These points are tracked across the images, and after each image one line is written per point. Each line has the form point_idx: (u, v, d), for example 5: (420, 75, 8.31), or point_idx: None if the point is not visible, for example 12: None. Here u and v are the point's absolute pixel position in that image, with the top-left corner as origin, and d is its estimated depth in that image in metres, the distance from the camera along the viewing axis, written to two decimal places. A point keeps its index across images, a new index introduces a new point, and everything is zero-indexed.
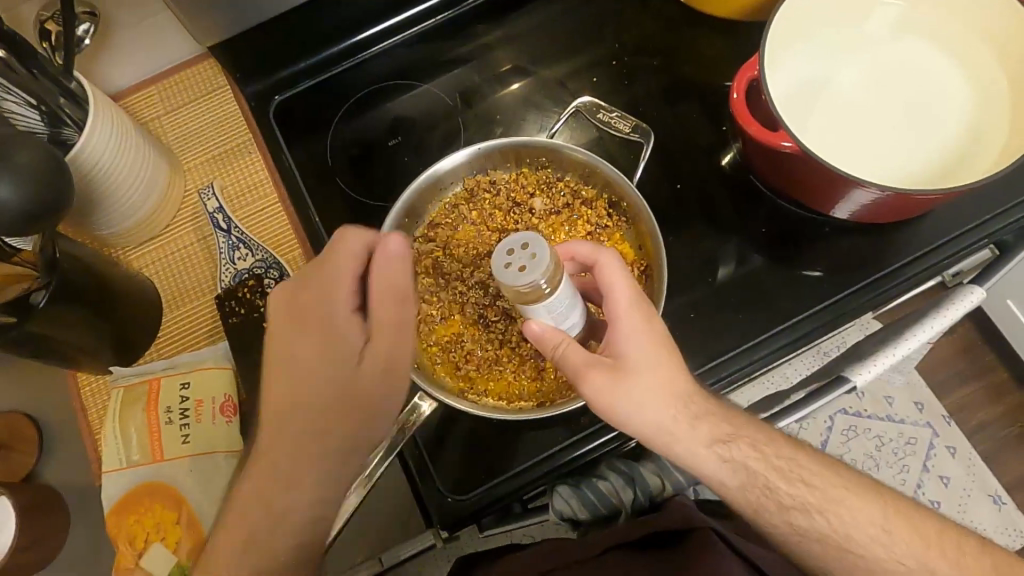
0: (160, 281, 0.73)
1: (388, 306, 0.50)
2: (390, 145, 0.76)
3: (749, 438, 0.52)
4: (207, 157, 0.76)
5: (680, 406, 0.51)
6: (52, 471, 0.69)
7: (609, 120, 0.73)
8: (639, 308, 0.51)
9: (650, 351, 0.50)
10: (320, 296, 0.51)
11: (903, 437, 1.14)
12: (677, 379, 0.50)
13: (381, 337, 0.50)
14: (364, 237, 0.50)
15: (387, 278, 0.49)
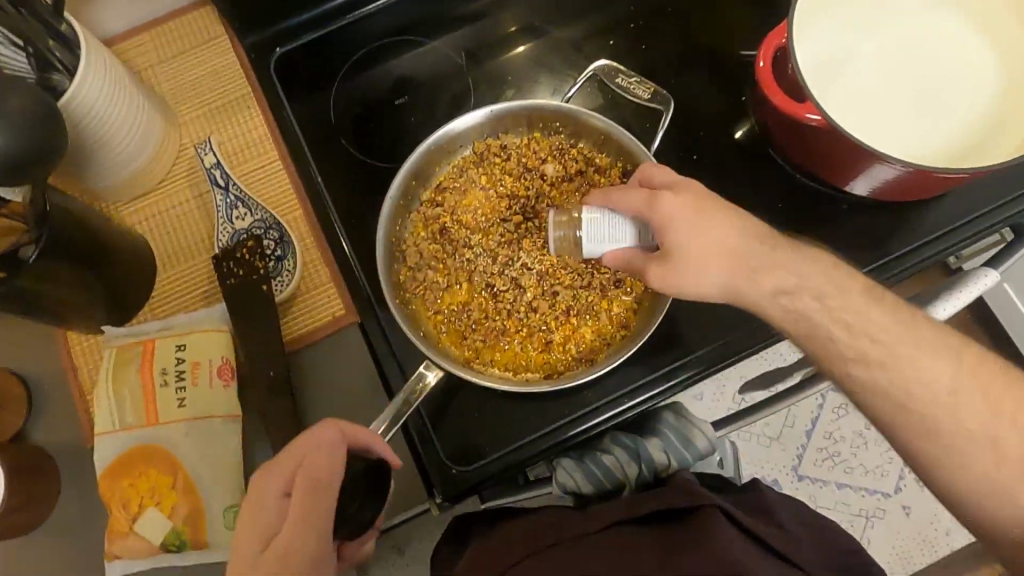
0: (154, 239, 0.70)
1: (310, 500, 0.46)
2: (397, 104, 0.73)
3: (810, 289, 0.50)
4: (203, 110, 0.73)
5: (739, 279, 0.50)
6: (40, 432, 0.66)
7: (627, 85, 0.70)
8: (663, 201, 0.49)
9: (687, 209, 0.49)
10: (249, 527, 0.47)
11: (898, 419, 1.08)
12: (721, 235, 0.49)
13: (289, 549, 0.45)
14: (316, 453, 0.48)
15: (324, 462, 0.48)
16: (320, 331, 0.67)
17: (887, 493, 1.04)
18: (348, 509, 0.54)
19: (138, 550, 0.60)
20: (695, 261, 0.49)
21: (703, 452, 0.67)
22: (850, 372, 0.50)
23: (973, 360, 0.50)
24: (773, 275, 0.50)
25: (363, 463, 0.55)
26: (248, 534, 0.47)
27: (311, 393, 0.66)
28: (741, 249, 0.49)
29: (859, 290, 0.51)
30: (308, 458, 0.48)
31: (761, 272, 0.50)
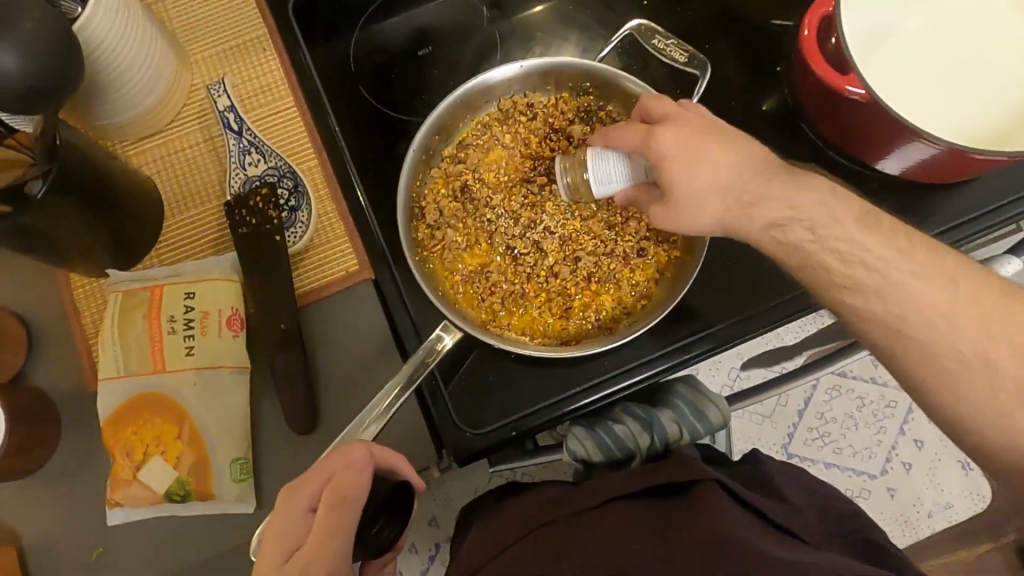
0: (162, 182, 0.67)
1: (334, 515, 0.48)
2: (421, 54, 0.72)
3: (803, 219, 0.50)
4: (215, 50, 0.69)
5: (736, 213, 0.52)
6: (41, 376, 0.64)
7: (663, 48, 0.67)
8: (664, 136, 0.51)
9: (682, 142, 0.51)
10: (276, 542, 0.49)
11: (885, 401, 1.06)
12: (717, 166, 0.51)
13: (310, 564, 0.46)
14: (346, 470, 0.49)
15: (350, 482, 0.49)
16: (332, 286, 0.65)
17: (873, 475, 1.05)
18: (371, 530, 0.54)
19: (141, 499, 0.59)
20: (698, 189, 0.51)
21: (714, 425, 0.67)
22: (845, 299, 0.51)
23: (970, 284, 0.48)
24: (761, 208, 0.51)
25: (388, 486, 0.55)
26: (273, 548, 0.48)
27: (322, 348, 0.64)
28: (739, 180, 0.51)
29: (852, 218, 0.50)
30: (339, 475, 0.49)
31: (754, 208, 0.51)
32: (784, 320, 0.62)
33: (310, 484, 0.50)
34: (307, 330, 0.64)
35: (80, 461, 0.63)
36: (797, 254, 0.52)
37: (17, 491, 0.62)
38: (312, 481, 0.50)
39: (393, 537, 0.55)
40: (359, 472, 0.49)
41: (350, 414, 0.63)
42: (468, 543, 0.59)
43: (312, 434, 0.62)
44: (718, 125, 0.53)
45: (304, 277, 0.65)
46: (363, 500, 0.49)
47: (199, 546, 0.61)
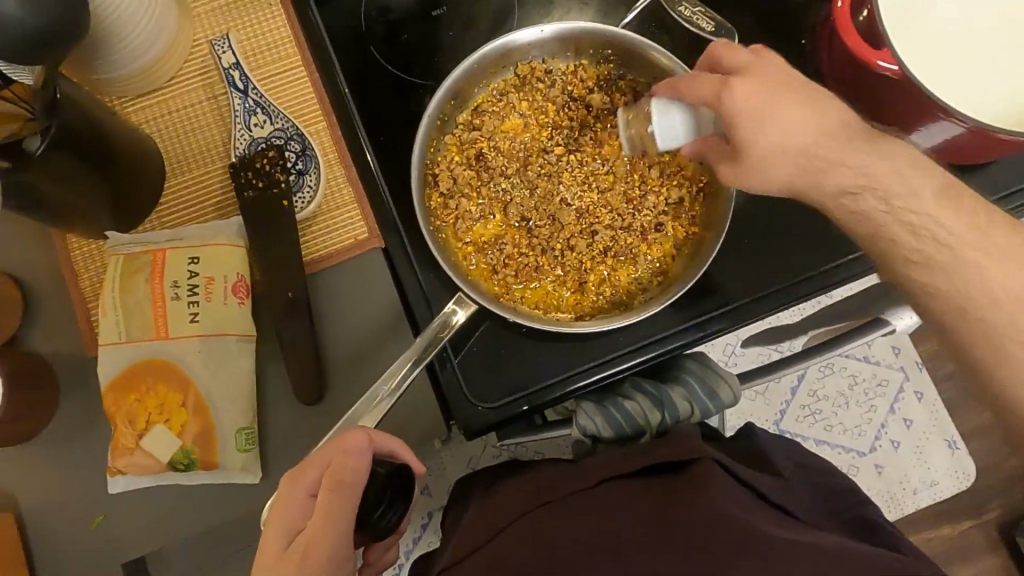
0: (164, 141, 0.65)
1: (334, 503, 0.47)
2: (434, 15, 0.67)
3: (876, 189, 0.48)
4: (219, 4, 0.66)
5: (805, 178, 0.50)
6: (36, 340, 0.62)
7: (690, 16, 0.65)
8: (739, 91, 0.48)
9: (759, 98, 0.48)
10: (276, 528, 0.48)
11: (878, 379, 1.07)
12: (794, 133, 0.48)
13: (311, 548, 0.46)
14: (344, 458, 0.47)
15: (349, 469, 0.47)
16: (341, 254, 0.63)
17: (862, 452, 1.06)
18: (373, 515, 0.53)
19: (145, 467, 0.58)
20: (767, 151, 0.49)
21: (725, 404, 0.67)
22: (912, 276, 0.49)
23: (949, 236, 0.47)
24: (834, 174, 0.49)
25: (385, 470, 0.54)
26: (272, 531, 0.48)
27: (330, 318, 0.62)
28: (813, 145, 0.49)
29: (932, 191, 0.48)
30: (337, 463, 0.47)
31: (824, 172, 0.49)
32: (794, 299, 0.62)
33: (309, 471, 0.49)
34: (314, 299, 0.63)
35: (78, 427, 0.61)
36: (865, 224, 0.50)
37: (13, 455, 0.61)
38: (313, 465, 0.49)
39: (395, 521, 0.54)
40: (355, 461, 0.48)
41: (356, 386, 0.62)
42: (469, 514, 0.58)
43: (318, 404, 0.61)
44: (799, 80, 0.50)
45: (312, 244, 0.63)
46: (360, 486, 0.48)
47: (200, 514, 0.60)
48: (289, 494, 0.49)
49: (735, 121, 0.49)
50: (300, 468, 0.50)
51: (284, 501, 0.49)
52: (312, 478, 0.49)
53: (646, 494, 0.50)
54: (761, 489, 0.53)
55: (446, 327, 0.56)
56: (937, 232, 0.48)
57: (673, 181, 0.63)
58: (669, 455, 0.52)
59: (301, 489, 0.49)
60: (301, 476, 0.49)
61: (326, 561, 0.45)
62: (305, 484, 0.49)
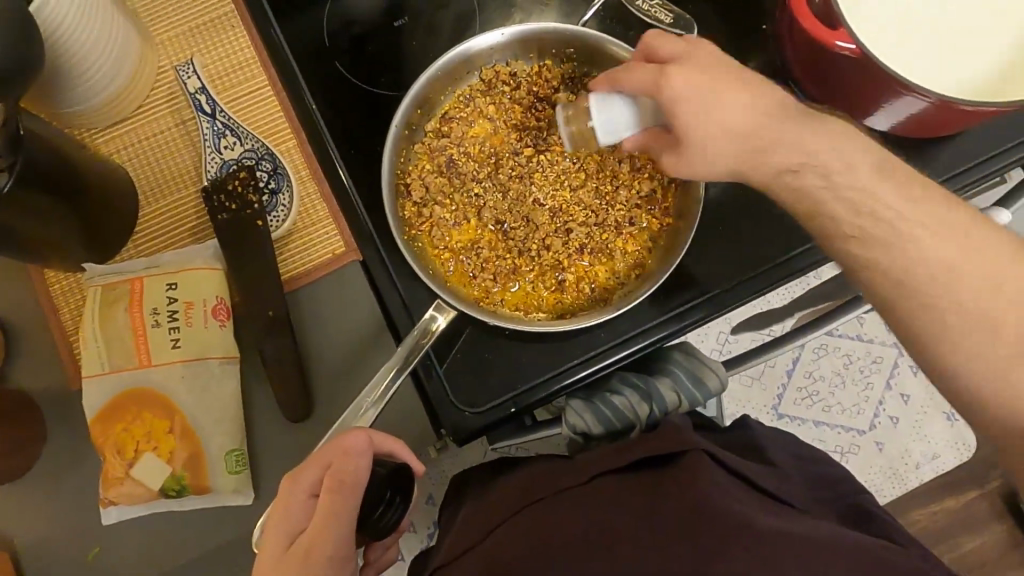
0: (136, 169, 0.65)
1: (334, 502, 0.46)
2: (397, 25, 0.68)
3: (815, 165, 0.48)
4: (181, 30, 0.66)
5: (749, 160, 0.50)
6: (21, 376, 0.62)
7: (648, 9, 0.66)
8: (693, 79, 0.49)
9: (699, 85, 0.49)
10: (279, 529, 0.48)
11: (873, 357, 1.06)
12: (733, 117, 0.49)
13: (314, 548, 0.46)
14: (344, 458, 0.47)
15: (349, 469, 0.47)
16: (319, 270, 0.63)
17: (861, 431, 1.06)
18: (374, 516, 0.53)
19: (135, 495, 0.58)
20: (709, 137, 0.50)
21: (712, 392, 0.67)
22: (852, 252, 0.48)
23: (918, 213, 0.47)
24: (775, 153, 0.49)
25: (386, 470, 0.54)
26: (276, 530, 0.48)
27: (312, 333, 0.63)
28: (756, 127, 0.49)
29: (869, 166, 0.48)
30: (338, 464, 0.47)
31: (770, 153, 0.49)
32: (775, 283, 0.62)
33: (310, 471, 0.49)
34: (295, 316, 0.63)
35: (68, 458, 0.61)
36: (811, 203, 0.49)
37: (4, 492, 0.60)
38: (315, 465, 0.49)
39: (396, 519, 0.54)
40: (355, 458, 0.47)
41: (343, 400, 0.62)
42: (460, 515, 0.58)
43: (306, 421, 0.61)
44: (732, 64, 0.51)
45: (289, 262, 0.63)
46: (360, 485, 0.47)
47: (195, 539, 0.60)
48: (291, 496, 0.49)
49: (676, 109, 0.50)
50: (302, 468, 0.50)
51: (285, 503, 0.49)
52: (313, 478, 0.49)
53: (639, 486, 0.50)
54: (750, 476, 0.53)
55: (428, 334, 0.56)
56: (877, 207, 0.47)
57: (644, 173, 0.63)
58: (655, 447, 0.52)
59: (301, 490, 0.49)
60: (302, 477, 0.49)
61: (328, 560, 0.45)
62: (306, 484, 0.49)
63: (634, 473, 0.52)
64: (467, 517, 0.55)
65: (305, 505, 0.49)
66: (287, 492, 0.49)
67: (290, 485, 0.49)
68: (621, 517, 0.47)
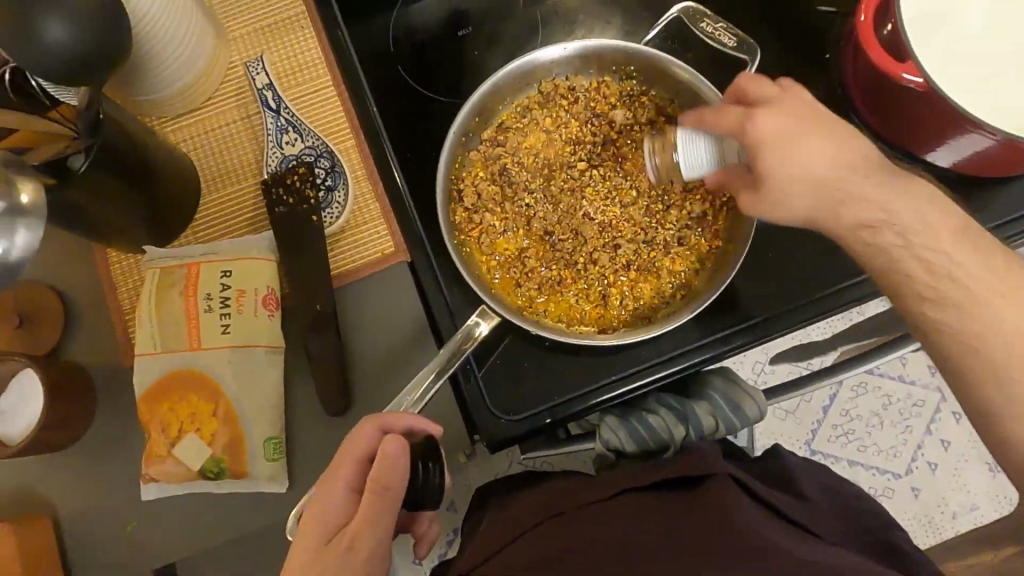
0: (200, 159, 0.67)
1: (377, 499, 0.48)
2: (461, 35, 0.71)
3: (895, 224, 0.48)
4: (253, 28, 0.69)
5: (824, 211, 0.50)
6: (77, 350, 0.65)
7: (712, 32, 0.65)
8: (771, 115, 0.49)
9: (783, 127, 0.49)
10: (315, 519, 0.49)
11: (914, 400, 1.04)
12: (814, 164, 0.49)
13: (357, 542, 0.47)
14: (384, 462, 0.47)
15: (391, 471, 0.47)
16: (367, 268, 0.64)
17: (897, 474, 1.03)
18: (417, 479, 0.53)
19: (176, 474, 0.60)
20: (787, 179, 0.50)
21: (751, 419, 0.66)
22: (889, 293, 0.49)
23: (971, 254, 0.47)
24: (851, 208, 0.49)
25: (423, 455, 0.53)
26: (311, 518, 0.49)
27: (356, 328, 0.64)
28: (835, 179, 0.49)
29: (950, 228, 0.48)
30: (378, 466, 0.47)
31: (844, 206, 0.49)
32: (820, 313, 0.61)
33: (348, 462, 0.50)
34: (341, 311, 0.64)
35: (114, 431, 0.63)
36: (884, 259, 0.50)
37: (52, 462, 0.63)
38: (354, 457, 0.50)
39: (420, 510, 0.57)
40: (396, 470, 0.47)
41: (382, 397, 0.63)
42: (484, 519, 0.58)
43: (343, 415, 0.62)
44: (819, 111, 0.50)
45: (340, 258, 0.64)
46: (401, 491, 0.48)
47: (226, 521, 0.62)
48: (330, 487, 0.50)
49: (757, 149, 0.49)
50: (341, 456, 0.50)
51: (322, 492, 0.50)
52: (353, 466, 0.50)
53: (669, 505, 0.49)
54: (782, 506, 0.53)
55: (469, 341, 0.56)
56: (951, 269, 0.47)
57: (695, 194, 0.63)
58: (686, 469, 0.52)
59: (342, 480, 0.50)
60: (341, 467, 0.50)
61: (371, 552, 0.48)
62: (348, 474, 0.50)
63: (663, 493, 0.51)
64: (494, 523, 0.56)
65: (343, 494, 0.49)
66: (326, 481, 0.50)
67: (329, 476, 0.50)
68: (637, 533, 0.47)
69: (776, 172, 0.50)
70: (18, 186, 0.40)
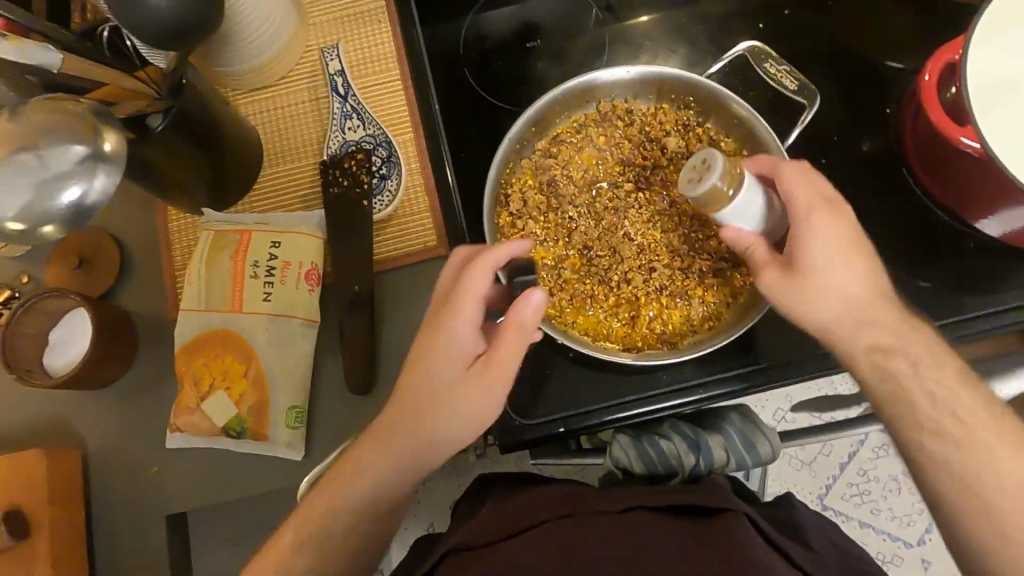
0: (265, 134, 0.70)
1: (512, 348, 0.47)
2: (528, 46, 0.72)
3: (906, 353, 0.50)
4: (333, 16, 0.72)
5: (842, 326, 0.50)
6: (128, 297, 0.69)
7: (775, 73, 0.68)
8: (838, 217, 0.49)
9: (843, 235, 0.49)
10: (433, 356, 0.48)
11: None
12: (852, 282, 0.49)
13: (486, 389, 0.48)
14: (523, 308, 0.47)
15: (525, 319, 0.47)
16: (408, 258, 0.67)
17: (909, 543, 1.01)
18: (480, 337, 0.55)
19: (201, 427, 0.63)
20: (824, 287, 0.49)
21: (764, 459, 0.66)
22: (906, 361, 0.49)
23: None
24: (872, 331, 0.50)
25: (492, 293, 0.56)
26: (431, 365, 0.48)
27: (389, 314, 0.66)
28: (866, 303, 0.50)
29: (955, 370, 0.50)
30: (514, 315, 0.47)
31: (865, 327, 0.50)
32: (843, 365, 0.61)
33: (470, 305, 0.47)
34: (376, 296, 0.66)
35: (149, 378, 0.67)
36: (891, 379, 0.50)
37: (88, 398, 0.66)
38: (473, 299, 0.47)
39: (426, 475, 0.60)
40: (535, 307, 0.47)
41: None
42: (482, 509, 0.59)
43: (364, 394, 0.64)
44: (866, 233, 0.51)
45: (384, 244, 0.67)
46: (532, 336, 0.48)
47: (240, 478, 0.64)
48: (447, 332, 0.47)
49: (813, 245, 0.49)
50: (459, 291, 0.47)
51: (435, 335, 0.47)
52: (472, 308, 0.47)
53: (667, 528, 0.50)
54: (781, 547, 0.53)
55: None
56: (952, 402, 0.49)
57: None
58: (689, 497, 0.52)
59: (461, 321, 0.47)
60: (461, 308, 0.47)
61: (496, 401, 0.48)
62: (470, 318, 0.47)
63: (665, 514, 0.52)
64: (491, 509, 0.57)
65: (461, 332, 0.47)
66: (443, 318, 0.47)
67: (445, 315, 0.47)
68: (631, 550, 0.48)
69: (821, 277, 0.49)
70: (104, 132, 0.43)
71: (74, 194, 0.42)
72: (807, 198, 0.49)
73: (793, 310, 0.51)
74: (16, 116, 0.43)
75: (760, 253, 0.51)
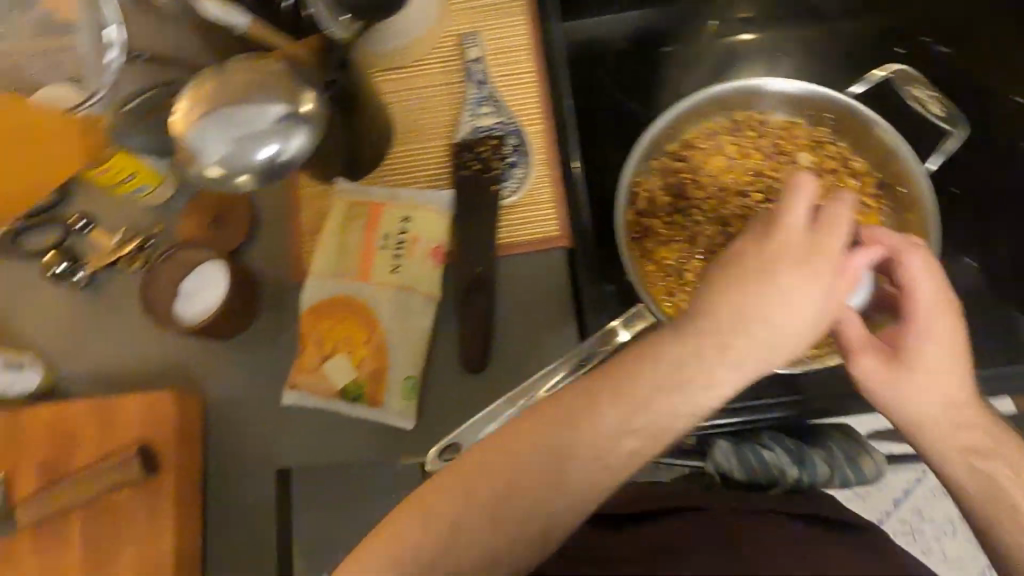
0: (398, 113, 0.72)
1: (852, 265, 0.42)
2: (665, 50, 0.78)
3: (1000, 458, 0.48)
4: (472, 5, 0.74)
5: (941, 421, 0.46)
6: (253, 255, 0.71)
7: (923, 99, 0.67)
8: (950, 313, 0.45)
9: (957, 334, 0.45)
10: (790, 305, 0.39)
11: None
12: (961, 385, 0.46)
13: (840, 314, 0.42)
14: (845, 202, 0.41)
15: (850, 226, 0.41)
16: (529, 246, 0.68)
17: None
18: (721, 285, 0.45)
19: (320, 386, 0.65)
20: (928, 380, 0.45)
21: (864, 477, 0.67)
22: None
23: None
24: (971, 432, 0.46)
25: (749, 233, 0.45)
26: (782, 283, 0.39)
27: (506, 298, 0.67)
28: (966, 407, 0.46)
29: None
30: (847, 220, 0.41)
31: (965, 427, 0.46)
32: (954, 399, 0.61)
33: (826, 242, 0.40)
34: (496, 279, 0.67)
35: (266, 335, 0.69)
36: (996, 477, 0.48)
37: (208, 348, 0.69)
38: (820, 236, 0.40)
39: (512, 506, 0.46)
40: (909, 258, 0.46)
41: (516, 366, 0.66)
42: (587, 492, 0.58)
43: (476, 371, 0.66)
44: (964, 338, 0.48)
45: (506, 229, 0.68)
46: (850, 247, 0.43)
47: (348, 441, 0.66)
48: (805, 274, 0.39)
49: (930, 335, 0.45)
50: (795, 228, 0.40)
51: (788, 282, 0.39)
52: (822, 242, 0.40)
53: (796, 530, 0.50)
54: None
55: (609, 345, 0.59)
56: None
57: None
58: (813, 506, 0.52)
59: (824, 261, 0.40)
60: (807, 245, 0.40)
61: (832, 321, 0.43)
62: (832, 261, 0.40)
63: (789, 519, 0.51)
64: None
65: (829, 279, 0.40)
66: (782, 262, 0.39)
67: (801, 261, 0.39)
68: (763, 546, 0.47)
69: (930, 373, 0.45)
70: (301, 95, 0.45)
71: (277, 157, 0.45)
72: (930, 287, 0.45)
73: (889, 402, 0.46)
74: (216, 75, 0.44)
75: (860, 332, 0.47)
